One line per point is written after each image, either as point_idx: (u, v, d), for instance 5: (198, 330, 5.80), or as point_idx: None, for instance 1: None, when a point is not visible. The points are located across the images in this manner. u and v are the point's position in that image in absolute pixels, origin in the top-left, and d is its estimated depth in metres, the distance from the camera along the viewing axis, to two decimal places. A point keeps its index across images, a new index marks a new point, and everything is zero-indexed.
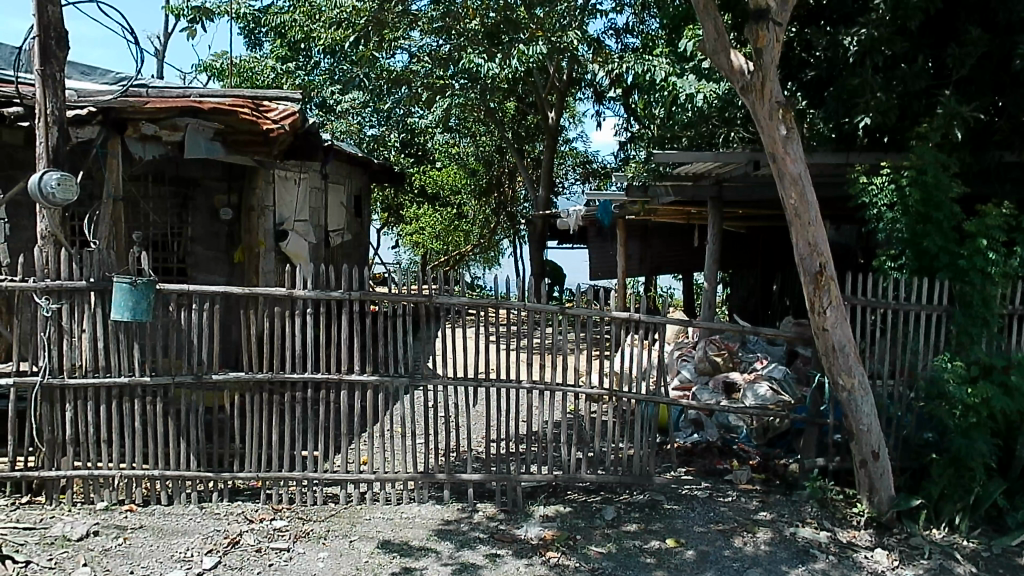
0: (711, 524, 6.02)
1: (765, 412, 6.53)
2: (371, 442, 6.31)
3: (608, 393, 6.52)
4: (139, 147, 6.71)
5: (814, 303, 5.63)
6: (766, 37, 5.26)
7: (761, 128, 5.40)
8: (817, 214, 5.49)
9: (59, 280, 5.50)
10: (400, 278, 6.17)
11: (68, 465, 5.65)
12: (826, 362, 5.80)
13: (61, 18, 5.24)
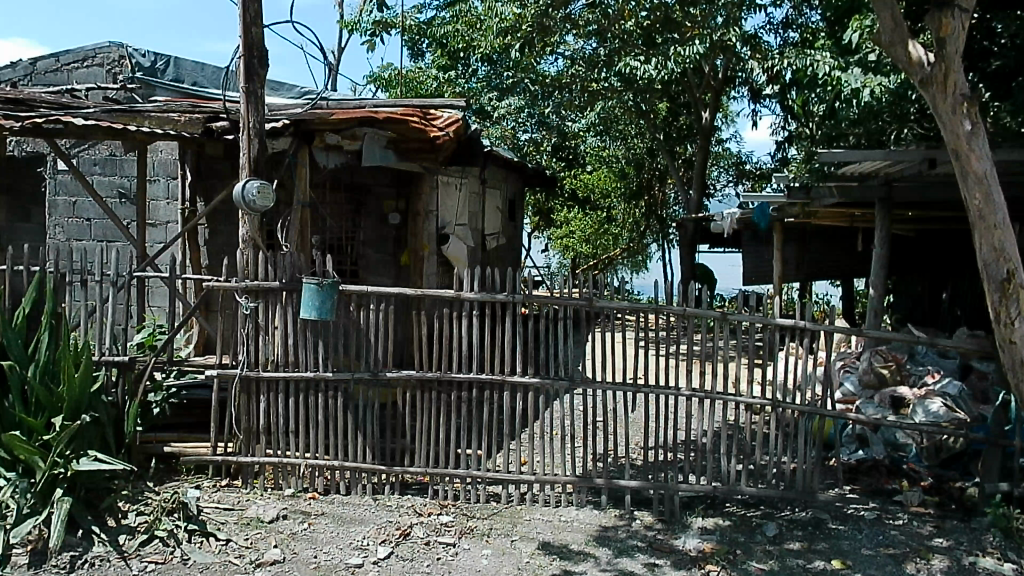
0: (880, 548, 5.63)
1: (939, 429, 6.05)
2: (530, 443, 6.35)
3: (770, 404, 6.23)
4: (324, 155, 7.13)
5: (1000, 313, 5.13)
6: (950, 26, 4.85)
7: (942, 125, 5.01)
8: (1005, 216, 4.98)
9: (256, 280, 5.96)
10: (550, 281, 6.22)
11: (262, 452, 6.09)
12: (1013, 379, 5.26)
13: (263, 39, 5.68)
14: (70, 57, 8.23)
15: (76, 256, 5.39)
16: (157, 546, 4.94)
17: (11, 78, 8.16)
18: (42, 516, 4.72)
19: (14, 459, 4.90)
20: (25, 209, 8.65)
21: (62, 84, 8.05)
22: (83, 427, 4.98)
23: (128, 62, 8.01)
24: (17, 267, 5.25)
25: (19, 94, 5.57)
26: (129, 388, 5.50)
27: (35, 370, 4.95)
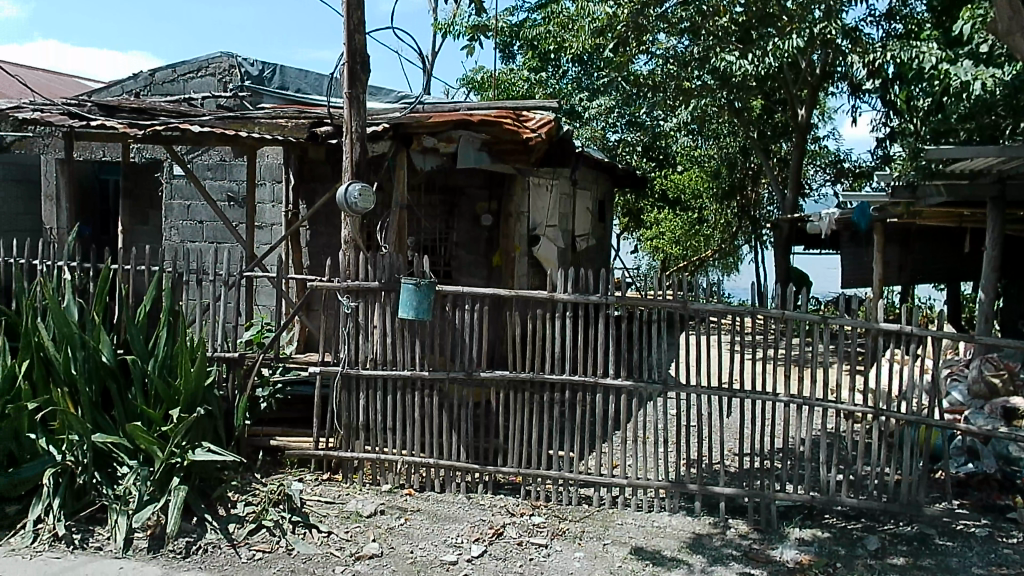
0: (993, 567, 5.31)
1: None
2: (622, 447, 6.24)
3: (871, 411, 5.92)
4: (421, 158, 7.27)
5: None
6: None
7: None
8: None
9: (356, 280, 6.12)
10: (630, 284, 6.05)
11: (361, 448, 6.23)
12: None
13: (365, 45, 5.84)
14: (184, 68, 8.65)
15: (192, 256, 5.65)
16: (264, 535, 5.11)
17: (132, 89, 8.66)
18: (160, 503, 4.82)
19: (135, 447, 4.99)
20: (139, 211, 9.06)
21: (178, 93, 8.49)
22: (197, 419, 5.18)
23: (237, 71, 8.36)
24: (138, 267, 5.54)
25: (141, 104, 5.89)
26: (239, 382, 5.73)
27: (154, 364, 5.18)
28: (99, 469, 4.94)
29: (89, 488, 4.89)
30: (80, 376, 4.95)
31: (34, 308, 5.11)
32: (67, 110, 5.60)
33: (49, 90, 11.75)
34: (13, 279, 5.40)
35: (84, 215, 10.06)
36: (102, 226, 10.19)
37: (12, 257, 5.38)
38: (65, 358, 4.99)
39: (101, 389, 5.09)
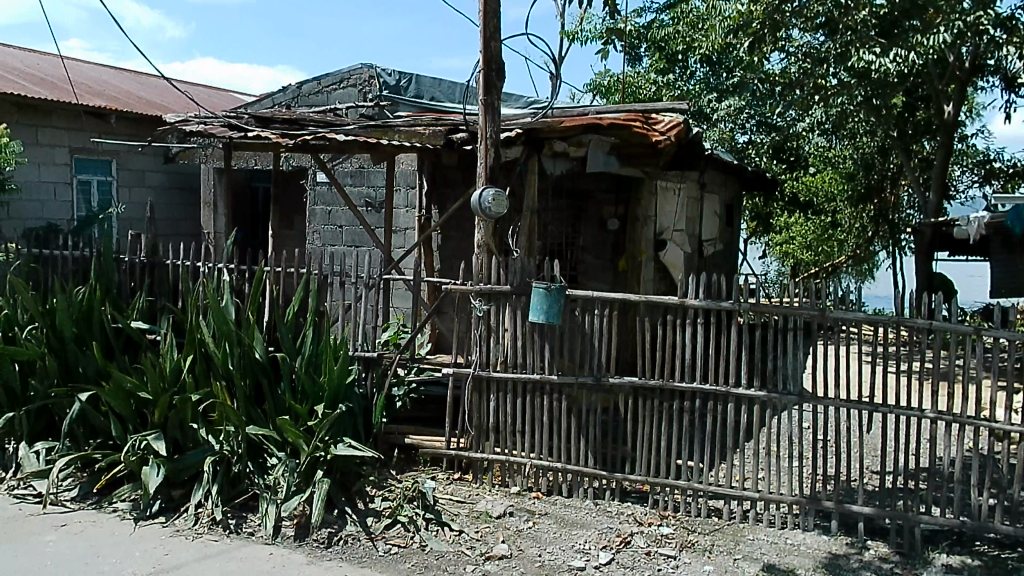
0: None
1: None
2: (753, 459, 5.92)
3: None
4: (551, 163, 7.23)
5: None
6: None
7: None
8: None
9: (488, 283, 6.23)
10: (764, 290, 5.75)
11: (491, 449, 6.31)
12: None
13: (501, 52, 5.93)
14: (328, 80, 9.07)
15: (336, 259, 5.91)
16: (399, 531, 5.24)
17: (281, 101, 9.18)
18: (306, 494, 5.05)
19: (283, 440, 5.25)
20: (286, 216, 9.60)
21: (322, 104, 8.91)
22: (339, 416, 5.39)
23: (376, 81, 8.70)
24: (287, 270, 5.83)
25: (292, 115, 6.22)
26: (377, 380, 5.93)
27: (301, 361, 5.45)
28: (252, 459, 5.24)
29: (243, 476, 5.19)
30: (236, 372, 5.27)
31: (197, 306, 5.48)
32: (227, 122, 5.99)
33: (205, 104, 12.59)
34: (179, 280, 5.80)
35: (239, 220, 10.74)
36: (254, 229, 10.81)
37: (179, 259, 5.79)
38: (223, 353, 5.32)
39: (253, 384, 5.41)
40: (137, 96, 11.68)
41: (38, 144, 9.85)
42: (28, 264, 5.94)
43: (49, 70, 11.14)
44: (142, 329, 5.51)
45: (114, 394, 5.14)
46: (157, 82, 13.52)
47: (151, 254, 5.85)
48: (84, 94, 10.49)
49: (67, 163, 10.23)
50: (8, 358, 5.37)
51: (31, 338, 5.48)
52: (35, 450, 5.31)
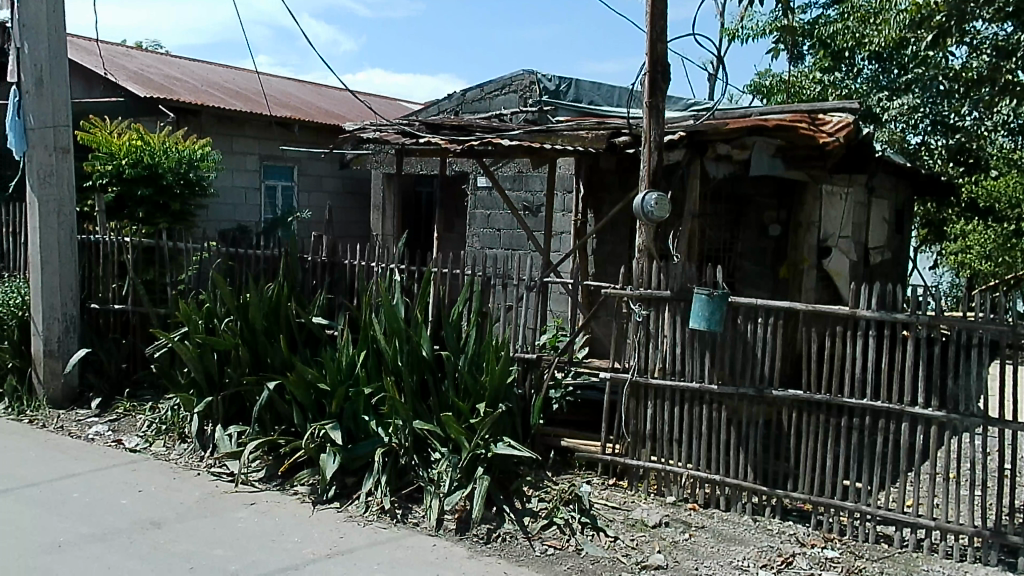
0: None
1: None
2: (920, 482, 5.33)
3: None
4: (714, 166, 7.17)
5: None
6: None
7: None
8: None
9: (648, 288, 6.09)
10: (938, 301, 5.18)
11: (647, 457, 6.09)
12: None
13: (666, 54, 5.88)
14: (492, 86, 9.35)
15: (499, 262, 6.02)
16: (555, 533, 5.19)
17: (445, 109, 9.55)
18: (467, 489, 5.16)
19: (446, 436, 5.40)
20: (447, 220, 9.99)
21: (485, 110, 9.18)
22: (499, 415, 5.48)
23: (537, 87, 8.83)
24: (453, 272, 6.00)
25: (461, 121, 6.43)
26: (536, 381, 5.99)
27: (464, 359, 5.61)
28: (417, 453, 5.43)
29: (409, 468, 5.40)
30: (405, 368, 5.51)
31: (371, 304, 5.78)
32: (401, 130, 6.30)
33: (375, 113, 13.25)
34: (355, 279, 6.12)
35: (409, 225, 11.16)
36: (419, 233, 11.22)
37: (356, 259, 6.13)
38: (393, 350, 5.58)
39: (420, 380, 5.62)
40: (313, 105, 12.49)
41: (233, 152, 10.66)
42: (226, 262, 6.46)
43: (240, 83, 12.16)
44: (322, 324, 5.89)
45: (297, 384, 5.52)
46: (331, 91, 14.40)
47: (331, 254, 6.19)
48: (273, 106, 11.30)
49: (256, 170, 10.99)
50: (209, 347, 5.88)
51: (228, 330, 5.97)
52: (229, 433, 5.75)
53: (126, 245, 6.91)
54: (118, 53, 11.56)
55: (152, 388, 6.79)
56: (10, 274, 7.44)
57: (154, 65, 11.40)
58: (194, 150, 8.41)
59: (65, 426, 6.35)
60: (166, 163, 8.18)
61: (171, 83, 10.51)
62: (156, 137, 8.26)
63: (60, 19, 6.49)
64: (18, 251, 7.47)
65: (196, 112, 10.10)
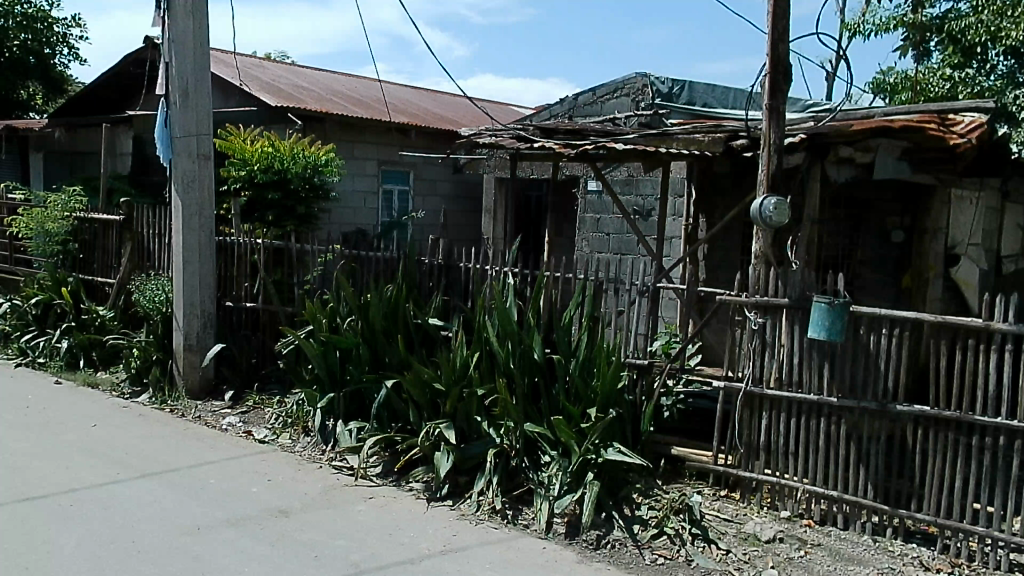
0: None
1: None
2: None
3: None
4: (835, 169, 6.84)
5: None
6: None
7: None
8: None
9: (766, 295, 5.82)
10: None
11: (760, 469, 5.78)
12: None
13: (789, 55, 5.71)
14: (603, 90, 9.34)
15: (611, 267, 5.98)
16: (665, 542, 5.06)
17: (557, 113, 9.62)
18: (578, 494, 5.14)
19: (556, 440, 5.40)
20: (557, 224, 10.10)
21: (597, 114, 9.19)
22: (611, 421, 5.44)
23: (649, 90, 8.78)
24: (566, 276, 6.00)
25: (576, 126, 6.44)
26: (647, 388, 5.91)
27: (576, 364, 5.61)
28: (527, 455, 5.46)
29: (519, 470, 5.45)
30: (517, 370, 5.58)
31: (485, 306, 5.88)
32: (516, 134, 6.36)
33: (485, 119, 13.44)
34: (470, 281, 6.22)
35: (522, 230, 11.25)
36: (533, 237, 11.25)
37: (470, 262, 6.22)
38: (505, 352, 5.66)
39: (531, 382, 5.67)
40: (427, 110, 12.82)
41: (354, 157, 10.99)
42: (349, 264, 6.73)
43: (359, 90, 12.64)
44: (438, 325, 6.04)
45: (414, 383, 5.69)
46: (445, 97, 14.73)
47: (447, 257, 6.32)
48: (392, 113, 11.66)
49: (375, 175, 11.33)
50: (332, 345, 6.14)
51: (350, 329, 6.23)
52: (349, 429, 5.98)
53: (258, 246, 7.29)
54: (251, 63, 12.24)
55: (279, 383, 7.13)
56: (155, 272, 7.99)
57: (282, 75, 11.99)
58: (319, 156, 8.75)
59: (201, 415, 6.76)
60: (294, 169, 8.56)
61: (298, 92, 11.01)
62: (285, 144, 8.63)
63: (204, 35, 6.92)
64: (163, 251, 8.01)
65: (322, 119, 10.49)
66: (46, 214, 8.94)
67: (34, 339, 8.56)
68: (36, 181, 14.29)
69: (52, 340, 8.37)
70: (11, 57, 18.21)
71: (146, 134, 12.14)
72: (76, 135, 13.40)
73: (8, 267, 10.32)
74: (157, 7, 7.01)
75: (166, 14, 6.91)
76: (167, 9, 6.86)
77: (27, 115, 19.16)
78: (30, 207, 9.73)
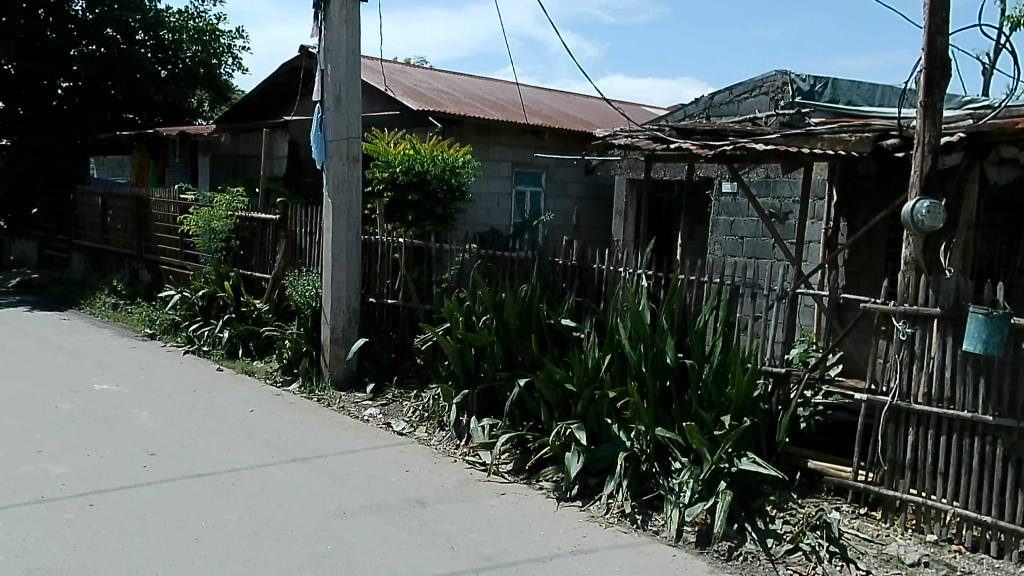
0: None
1: None
2: None
3: None
4: (997, 171, 6.37)
5: None
6: None
7: None
8: None
9: (916, 304, 5.37)
10: None
11: (905, 488, 5.30)
12: None
13: (947, 49, 5.36)
14: (741, 89, 9.18)
15: (748, 271, 5.78)
16: (800, 558, 4.82)
17: (692, 113, 9.51)
18: (709, 503, 5.02)
19: (687, 446, 5.30)
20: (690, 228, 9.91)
21: (734, 114, 9.06)
22: (746, 430, 5.28)
23: (789, 88, 8.59)
24: (701, 280, 5.91)
25: (714, 126, 6.32)
26: (783, 398, 5.67)
27: (709, 370, 5.48)
28: (658, 460, 5.38)
29: (650, 476, 5.37)
30: (648, 373, 5.52)
31: (618, 308, 5.88)
32: (652, 135, 6.29)
33: (618, 120, 13.36)
34: (603, 282, 6.21)
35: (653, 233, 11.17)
36: (665, 240, 11.13)
37: (604, 264, 6.23)
38: (638, 355, 5.62)
39: (663, 387, 5.59)
40: (560, 111, 12.89)
41: (490, 159, 11.21)
42: (485, 264, 6.88)
43: (495, 93, 12.89)
44: (570, 326, 6.07)
45: (546, 382, 5.79)
46: (582, 100, 14.71)
47: (581, 258, 6.35)
48: (530, 115, 11.82)
49: (509, 176, 11.51)
50: (468, 343, 6.31)
51: (485, 327, 6.39)
52: (482, 425, 6.16)
53: (400, 245, 7.59)
54: (395, 69, 12.74)
55: (418, 378, 7.38)
56: (307, 268, 8.48)
57: (424, 80, 12.41)
58: (457, 158, 8.99)
59: (345, 406, 7.09)
60: (433, 170, 8.84)
61: (438, 96, 11.34)
62: (426, 146, 8.92)
63: (357, 42, 7.29)
64: (314, 249, 8.48)
65: (459, 122, 10.76)
66: (213, 213, 9.63)
67: (200, 329, 9.27)
68: (202, 182, 15.43)
69: (216, 330, 9.02)
70: (183, 68, 17.62)
71: (301, 138, 12.81)
72: (240, 140, 14.30)
73: (178, 261, 11.23)
74: (315, 18, 7.45)
75: (322, 24, 7.33)
76: (324, 20, 7.29)
77: (196, 121, 18.65)
78: (198, 206, 10.54)
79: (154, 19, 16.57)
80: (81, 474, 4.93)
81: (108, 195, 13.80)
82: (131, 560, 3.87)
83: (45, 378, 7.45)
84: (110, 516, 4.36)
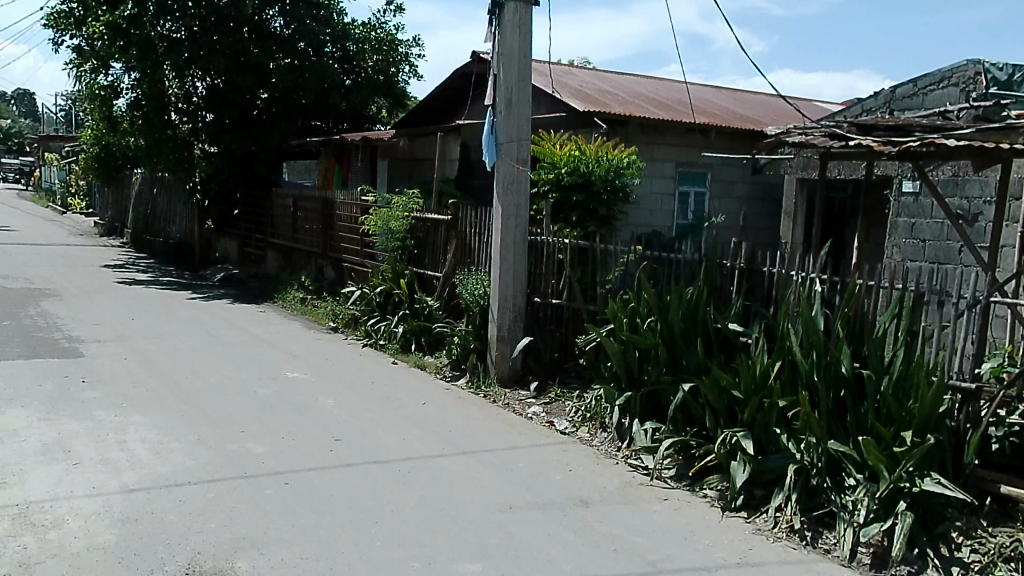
0: None
1: None
2: None
3: None
4: None
5: None
6: None
7: None
8: None
9: None
10: None
11: None
12: None
13: None
14: (925, 81, 8.66)
15: (936, 276, 5.32)
16: None
17: (872, 108, 8.98)
18: (887, 524, 4.71)
19: (863, 462, 5.01)
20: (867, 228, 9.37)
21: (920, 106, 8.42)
22: (930, 448, 4.89)
23: (981, 78, 7.99)
24: (879, 285, 5.49)
25: (898, 121, 5.94)
26: (974, 414, 5.13)
27: (889, 382, 5.13)
28: (830, 475, 5.13)
29: (821, 490, 5.13)
30: (821, 383, 5.28)
31: (790, 313, 5.67)
32: (830, 132, 5.97)
33: (789, 117, 12.81)
34: (774, 286, 6.01)
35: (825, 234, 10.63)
36: (839, 241, 10.57)
37: (775, 266, 6.02)
38: (810, 364, 5.38)
39: (837, 397, 5.31)
40: (728, 109, 12.54)
41: (653, 159, 11.10)
42: (651, 265, 6.84)
43: (662, 92, 12.73)
44: (737, 331, 5.93)
45: (712, 388, 5.69)
46: (753, 97, 14.21)
47: (750, 261, 6.16)
48: (696, 113, 11.56)
49: (673, 176, 11.33)
50: (632, 345, 6.33)
51: (649, 329, 6.36)
52: (644, 428, 6.14)
53: (565, 246, 7.68)
54: (563, 71, 12.87)
55: (580, 378, 7.47)
56: (475, 267, 8.79)
57: (591, 81, 12.46)
58: (621, 159, 8.98)
59: (510, 402, 7.29)
60: (597, 171, 8.85)
61: (602, 96, 11.36)
62: (591, 148, 8.97)
63: (527, 45, 7.45)
64: (482, 248, 8.76)
65: (624, 123, 10.72)
66: (391, 214, 10.18)
67: (377, 323, 9.80)
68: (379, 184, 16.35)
69: (391, 324, 9.51)
70: (365, 77, 18.71)
71: (471, 141, 13.25)
72: (415, 144, 15.04)
73: (358, 259, 11.95)
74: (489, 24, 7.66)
75: (495, 29, 7.53)
76: (497, 25, 7.49)
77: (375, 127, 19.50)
78: (377, 208, 11.17)
79: (342, 33, 17.77)
80: (278, 454, 5.38)
81: (297, 197, 14.90)
82: (321, 537, 4.17)
83: (245, 364, 8.18)
84: (302, 494, 4.71)
